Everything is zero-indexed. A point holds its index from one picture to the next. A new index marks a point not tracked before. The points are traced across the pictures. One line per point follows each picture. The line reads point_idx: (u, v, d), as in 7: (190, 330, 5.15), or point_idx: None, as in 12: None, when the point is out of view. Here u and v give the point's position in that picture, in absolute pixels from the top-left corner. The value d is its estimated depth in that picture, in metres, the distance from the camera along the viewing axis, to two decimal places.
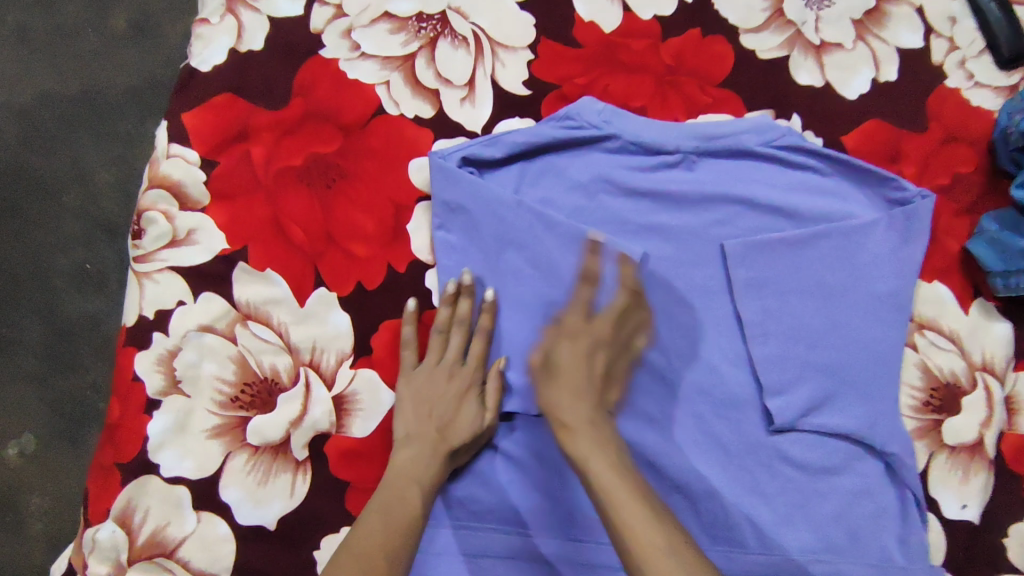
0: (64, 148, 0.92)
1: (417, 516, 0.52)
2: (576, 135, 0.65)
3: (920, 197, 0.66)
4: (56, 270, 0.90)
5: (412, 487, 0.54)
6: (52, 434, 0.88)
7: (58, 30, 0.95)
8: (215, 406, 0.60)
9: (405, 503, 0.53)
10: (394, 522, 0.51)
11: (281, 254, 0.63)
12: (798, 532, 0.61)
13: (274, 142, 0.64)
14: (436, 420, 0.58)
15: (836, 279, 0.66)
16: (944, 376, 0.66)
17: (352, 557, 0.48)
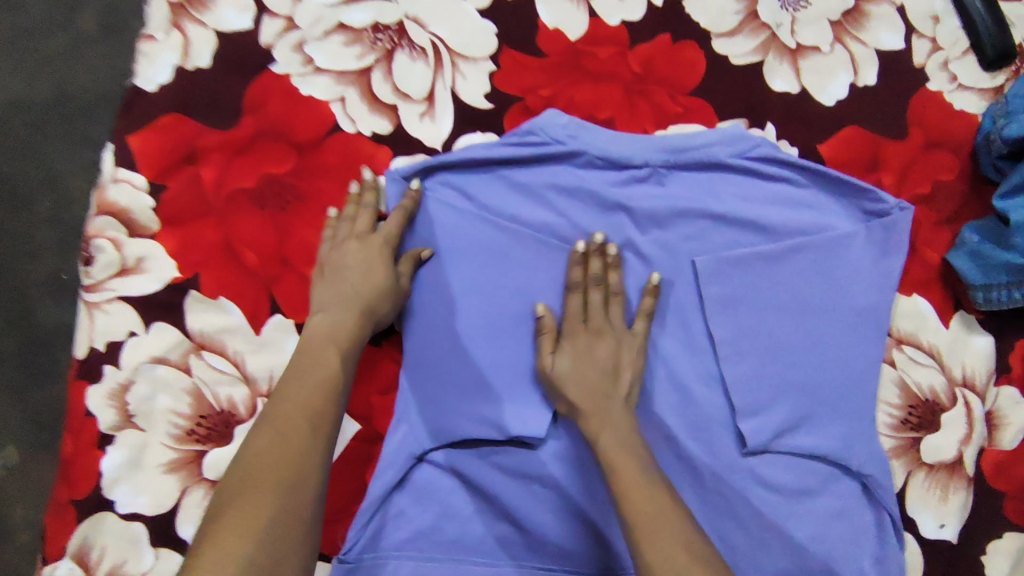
0: (34, 150, 0.88)
1: (335, 378, 0.50)
2: (540, 151, 0.62)
3: (898, 208, 0.63)
4: (29, 275, 0.85)
5: (329, 351, 0.52)
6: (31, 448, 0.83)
7: (22, 29, 0.91)
8: (171, 440, 0.58)
9: (321, 365, 0.51)
10: (315, 380, 0.50)
11: (234, 282, 0.60)
12: (775, 555, 0.60)
13: (224, 163, 0.61)
14: (355, 289, 0.56)
15: (813, 294, 0.63)
16: (923, 392, 0.64)
17: (271, 423, 0.46)
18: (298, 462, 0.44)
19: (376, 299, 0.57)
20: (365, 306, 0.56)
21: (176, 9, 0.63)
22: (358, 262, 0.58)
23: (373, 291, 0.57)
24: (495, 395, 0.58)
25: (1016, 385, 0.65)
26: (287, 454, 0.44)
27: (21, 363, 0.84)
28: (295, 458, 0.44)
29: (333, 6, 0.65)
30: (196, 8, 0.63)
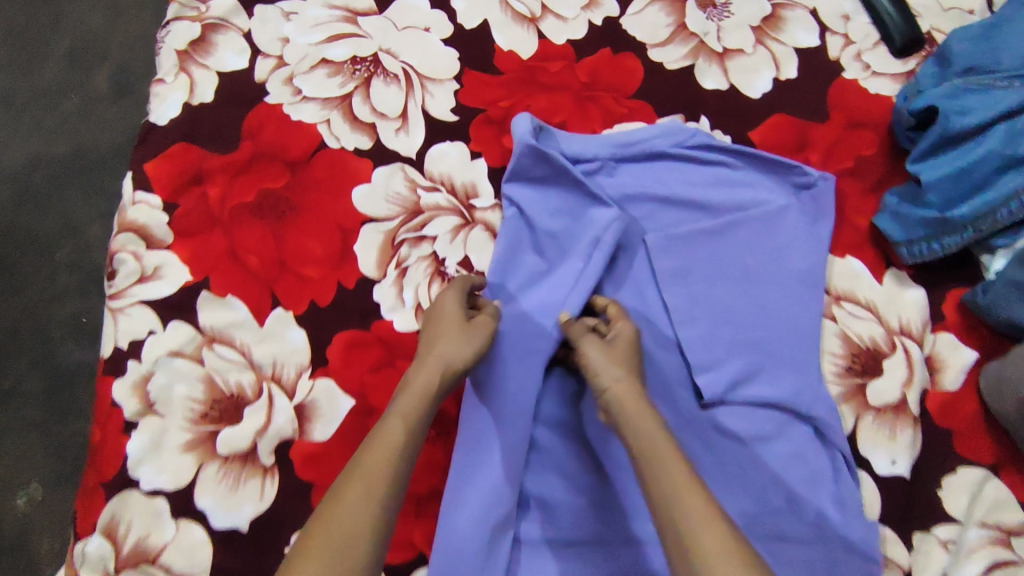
0: (58, 205, 1.02)
1: (399, 449, 0.52)
2: (520, 153, 0.68)
3: (822, 178, 0.72)
4: (54, 321, 0.98)
5: (395, 421, 0.53)
6: (58, 482, 0.93)
7: (47, 99, 1.07)
8: (188, 423, 0.65)
9: (386, 434, 0.53)
10: (387, 452, 0.51)
11: (239, 282, 0.68)
12: (740, 498, 0.65)
13: (227, 182, 0.70)
14: (439, 342, 0.59)
15: (754, 261, 0.71)
16: (864, 342, 0.70)
17: (331, 508, 0.48)
18: (349, 556, 0.45)
19: (455, 358, 0.58)
20: (447, 363, 0.58)
21: (182, 56, 0.74)
22: (447, 327, 0.60)
23: (456, 352, 0.59)
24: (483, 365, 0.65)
25: (953, 332, 0.71)
26: (344, 536, 0.46)
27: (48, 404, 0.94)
28: (348, 549, 0.46)
29: (317, 45, 0.75)
30: (200, 54, 0.74)
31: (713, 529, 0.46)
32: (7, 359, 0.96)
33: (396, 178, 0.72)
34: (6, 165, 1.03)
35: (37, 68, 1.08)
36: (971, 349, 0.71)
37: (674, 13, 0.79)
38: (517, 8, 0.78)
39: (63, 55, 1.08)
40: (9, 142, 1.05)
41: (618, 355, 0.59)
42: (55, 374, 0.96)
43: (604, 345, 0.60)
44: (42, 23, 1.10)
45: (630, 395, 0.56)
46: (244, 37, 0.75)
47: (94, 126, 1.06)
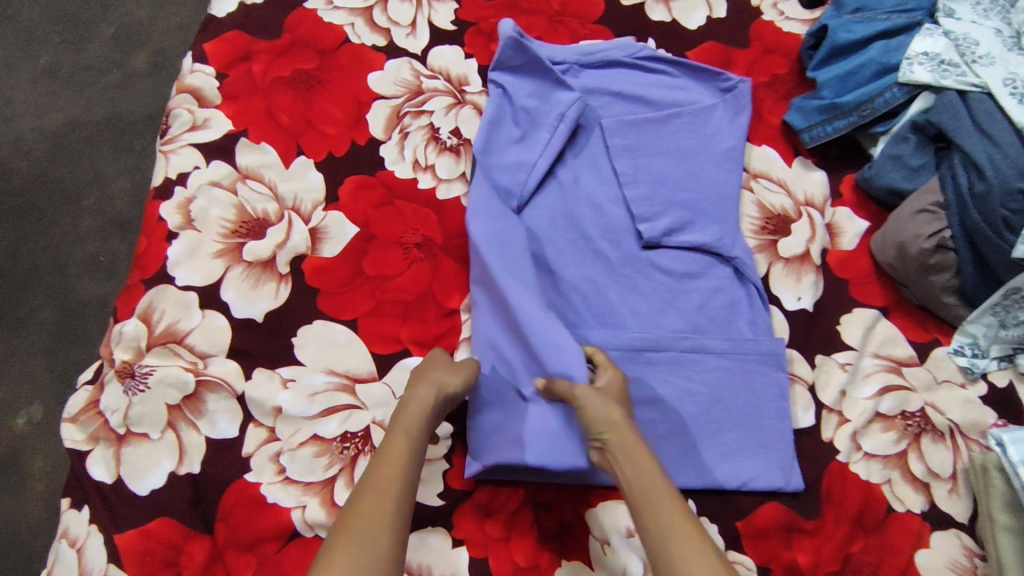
0: (88, 160, 1.19)
1: (409, 461, 0.61)
2: (504, 50, 0.87)
3: (741, 82, 0.90)
4: (74, 260, 1.13)
5: (401, 439, 0.62)
6: (54, 402, 1.05)
7: (91, 72, 1.25)
8: (220, 236, 0.79)
9: (392, 452, 0.61)
10: (395, 461, 0.61)
11: (272, 134, 0.85)
12: (671, 318, 0.79)
13: (269, 61, 0.88)
14: (431, 371, 0.69)
15: (687, 143, 0.88)
16: (776, 209, 0.86)
17: (358, 510, 0.56)
18: (375, 538, 0.54)
19: (447, 385, 0.68)
20: (439, 388, 0.67)
21: None
22: (438, 375, 0.68)
23: (447, 385, 0.68)
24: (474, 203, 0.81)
25: (849, 207, 0.87)
26: (371, 522, 0.55)
27: (59, 333, 1.08)
28: (375, 539, 0.54)
29: None
30: None
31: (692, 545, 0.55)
32: (25, 294, 1.11)
33: (403, 68, 0.90)
34: (47, 126, 1.21)
35: (84, 45, 1.26)
36: (862, 220, 0.86)
37: None
38: None
39: (110, 37, 1.27)
40: (54, 105, 1.23)
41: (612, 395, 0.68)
42: (66, 305, 1.11)
43: (600, 391, 0.68)
44: (95, 9, 1.29)
45: (630, 432, 0.64)
46: None
47: (132, 97, 1.24)
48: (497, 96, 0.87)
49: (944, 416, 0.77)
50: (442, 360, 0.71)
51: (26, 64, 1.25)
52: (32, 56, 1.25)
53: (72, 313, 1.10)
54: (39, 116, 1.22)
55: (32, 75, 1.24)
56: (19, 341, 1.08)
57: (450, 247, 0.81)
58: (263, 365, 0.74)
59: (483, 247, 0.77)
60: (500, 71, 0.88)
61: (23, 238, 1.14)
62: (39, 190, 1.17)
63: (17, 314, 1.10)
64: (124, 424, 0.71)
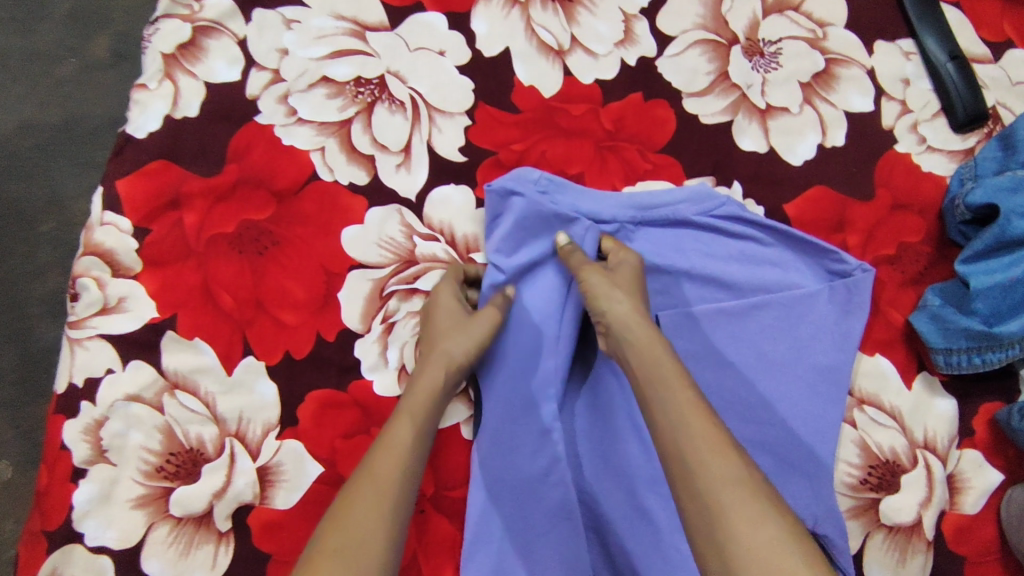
0: (44, 177, 0.86)
1: (414, 443, 0.53)
2: (516, 210, 0.63)
3: (859, 269, 0.65)
4: (34, 297, 0.84)
5: (405, 420, 0.54)
6: (24, 463, 0.80)
7: (37, 61, 0.89)
8: (141, 475, 0.60)
9: (396, 435, 0.53)
10: (397, 451, 0.52)
11: (210, 323, 0.62)
12: None
13: (206, 209, 0.64)
14: (440, 333, 0.60)
15: (772, 351, 0.64)
16: (884, 454, 0.64)
17: (346, 511, 0.48)
18: (367, 538, 0.46)
19: (456, 352, 0.58)
20: (448, 359, 0.58)
21: (169, 61, 0.67)
22: (445, 332, 0.59)
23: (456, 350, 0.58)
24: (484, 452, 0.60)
25: (981, 450, 0.65)
26: (357, 529, 0.46)
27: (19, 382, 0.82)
28: (361, 544, 0.46)
29: (318, 60, 0.68)
30: (188, 59, 0.67)
31: (721, 457, 0.45)
32: None
33: (391, 221, 0.65)
34: None
35: (33, 24, 0.90)
36: (996, 471, 0.65)
37: (717, 58, 0.70)
38: (544, 37, 0.70)
39: (65, 14, 0.91)
40: None
41: (622, 281, 0.58)
42: (26, 353, 0.83)
43: (607, 273, 0.59)
44: None
45: (636, 314, 0.55)
46: (238, 45, 0.68)
47: (89, 92, 0.89)
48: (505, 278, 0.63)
49: None
50: (451, 304, 0.61)
51: None
52: None
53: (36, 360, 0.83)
54: None
55: None
56: None
57: (443, 498, 0.61)
58: None
59: (500, 526, 0.59)
60: (511, 236, 0.64)
61: None
62: None
63: None
64: None
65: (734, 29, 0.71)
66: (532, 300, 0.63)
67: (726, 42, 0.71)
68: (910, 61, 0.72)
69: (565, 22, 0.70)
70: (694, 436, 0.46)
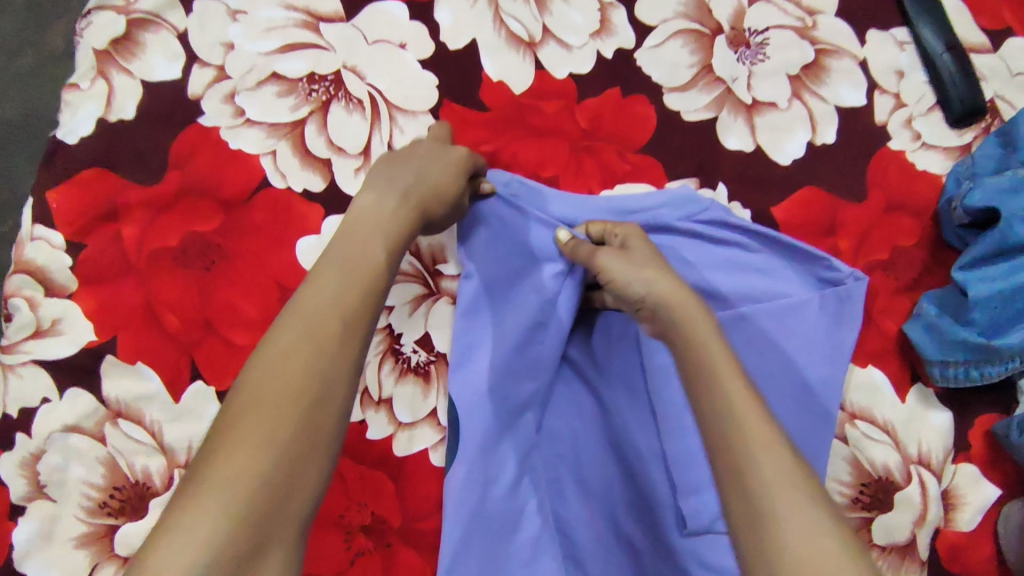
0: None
1: (382, 269, 0.46)
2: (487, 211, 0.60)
3: (852, 277, 0.61)
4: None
5: (373, 240, 0.47)
6: None
7: None
8: (83, 512, 0.56)
9: (364, 255, 0.46)
10: (358, 277, 0.45)
11: (153, 346, 0.58)
12: None
13: (147, 221, 0.59)
14: (428, 182, 0.53)
15: (761, 366, 0.60)
16: (877, 471, 0.61)
17: (301, 328, 0.41)
18: (331, 366, 0.40)
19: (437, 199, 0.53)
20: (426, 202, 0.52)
21: (102, 57, 0.61)
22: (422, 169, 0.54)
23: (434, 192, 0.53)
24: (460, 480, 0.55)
25: (977, 464, 0.62)
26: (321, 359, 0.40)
27: None
28: (323, 376, 0.40)
29: (267, 55, 0.62)
30: (123, 56, 0.61)
31: (773, 454, 0.37)
32: None
33: None
34: None
35: None
36: (993, 486, 0.62)
37: (700, 50, 0.66)
38: (513, 28, 0.64)
39: None
40: None
41: (637, 250, 0.51)
42: None
43: (624, 253, 0.51)
44: None
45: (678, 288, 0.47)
46: (178, 39, 0.62)
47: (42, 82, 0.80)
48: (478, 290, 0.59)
49: None
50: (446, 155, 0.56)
51: None
52: None
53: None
54: None
55: None
56: None
57: (410, 528, 0.58)
58: None
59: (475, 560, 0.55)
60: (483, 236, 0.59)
61: None
62: None
63: None
64: None
65: (718, 17, 0.66)
66: (507, 309, 0.58)
67: (710, 32, 0.66)
68: (905, 51, 0.68)
69: (537, 11, 0.65)
70: (746, 424, 0.38)
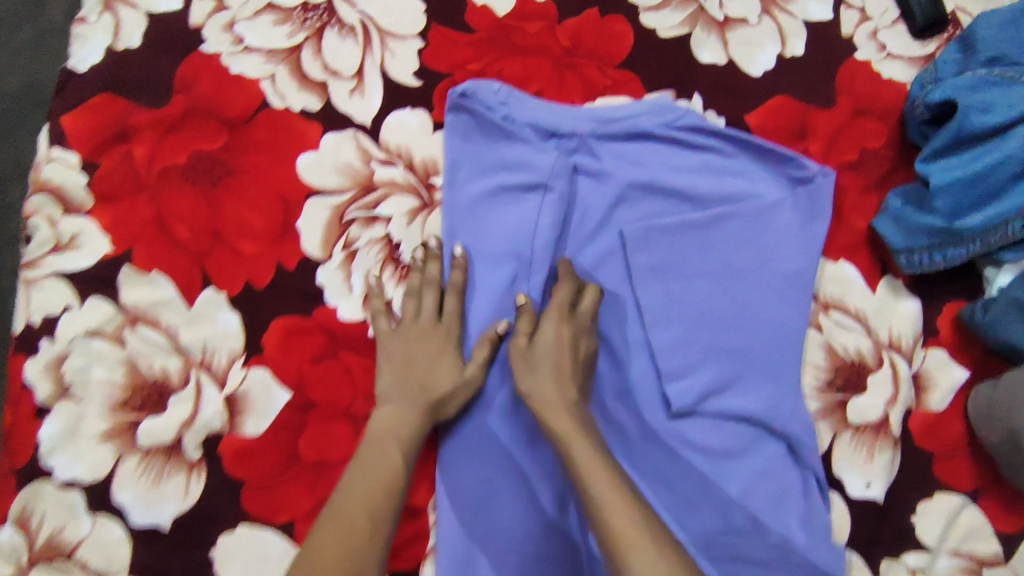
0: None
1: (398, 473, 0.53)
2: (480, 114, 0.63)
3: (820, 173, 0.64)
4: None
5: (389, 445, 0.54)
6: None
7: None
8: (107, 409, 0.60)
9: (384, 461, 0.53)
10: (375, 479, 0.51)
11: (166, 256, 0.61)
12: (734, 524, 0.62)
13: (156, 140, 0.62)
14: (427, 349, 0.59)
15: (738, 262, 0.65)
16: (850, 355, 0.65)
17: (325, 538, 0.46)
18: (353, 537, 0.46)
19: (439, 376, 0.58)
20: (423, 322, 0.60)
21: None
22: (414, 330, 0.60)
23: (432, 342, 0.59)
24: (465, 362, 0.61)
25: (946, 349, 0.66)
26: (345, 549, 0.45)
27: None
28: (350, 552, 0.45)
29: None
30: None
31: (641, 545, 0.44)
32: None
33: (348, 148, 0.64)
34: None
35: None
36: (962, 369, 0.65)
37: None
38: None
39: None
40: None
41: (540, 357, 0.57)
42: None
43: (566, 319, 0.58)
44: None
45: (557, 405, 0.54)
46: None
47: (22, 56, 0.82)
48: (472, 193, 0.63)
49: None
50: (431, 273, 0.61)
51: None
52: None
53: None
54: None
55: None
56: None
57: None
58: None
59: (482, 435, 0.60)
60: (475, 140, 0.64)
61: None
62: None
63: None
64: None
65: None
66: (501, 211, 0.63)
67: None
68: None
69: None
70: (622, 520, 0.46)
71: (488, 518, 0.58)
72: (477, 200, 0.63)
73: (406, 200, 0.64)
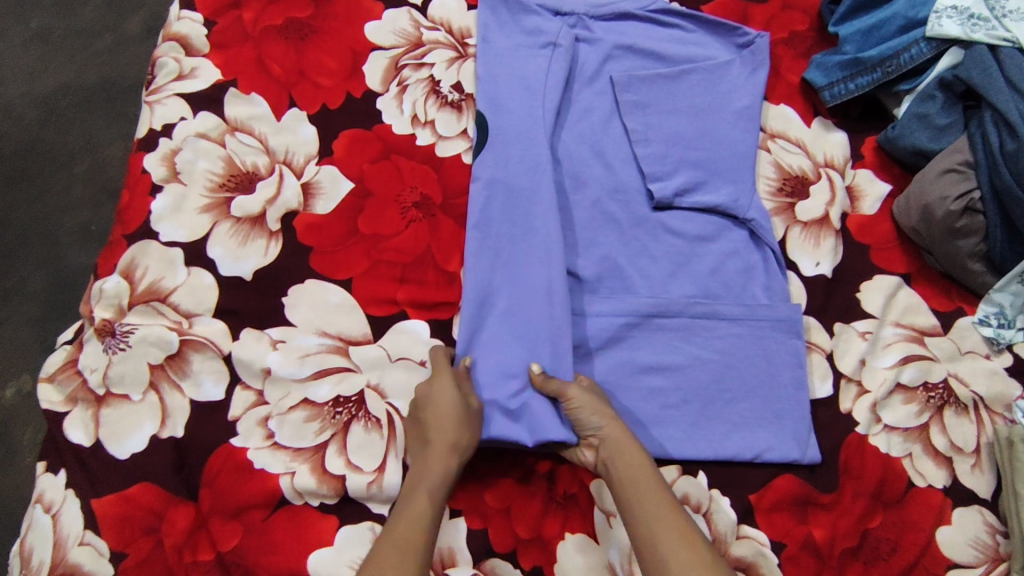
0: (81, 127, 1.11)
1: (428, 522, 0.58)
2: None
3: (758, 37, 0.85)
4: (64, 227, 1.07)
5: (422, 497, 0.59)
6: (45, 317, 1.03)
7: (79, 37, 1.17)
8: (207, 190, 0.75)
9: (414, 512, 0.58)
10: (412, 530, 0.57)
11: (263, 84, 0.80)
12: (710, 292, 0.76)
13: (260, 9, 0.83)
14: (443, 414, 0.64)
15: (703, 100, 0.83)
16: (794, 171, 0.82)
17: None
18: None
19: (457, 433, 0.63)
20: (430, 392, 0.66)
21: None
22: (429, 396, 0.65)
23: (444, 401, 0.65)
24: (491, 156, 0.77)
25: (870, 169, 0.83)
26: None
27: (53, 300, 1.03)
28: None
29: None
30: None
31: None
32: (17, 260, 1.05)
33: (402, 19, 0.85)
34: (37, 90, 1.13)
35: (78, 8, 1.19)
36: (885, 183, 0.82)
37: None
38: None
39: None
40: (46, 70, 1.15)
41: (593, 404, 0.65)
42: (55, 275, 1.04)
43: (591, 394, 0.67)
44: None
45: (625, 442, 0.63)
46: None
47: (125, 60, 1.16)
48: (497, 47, 0.82)
49: (967, 388, 0.75)
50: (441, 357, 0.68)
51: (15, 27, 1.17)
52: (22, 18, 1.17)
53: (65, 277, 1.05)
54: (31, 80, 1.14)
55: (21, 40, 1.16)
56: (10, 310, 1.02)
57: (448, 206, 0.77)
58: (253, 325, 0.71)
59: (504, 211, 0.75)
60: (500, 13, 0.85)
61: (15, 204, 1.07)
62: (26, 157, 1.10)
63: (10, 279, 1.04)
64: (104, 384, 0.68)
65: None
66: (520, 58, 0.82)
67: None
68: None
69: None
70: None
71: (513, 270, 0.73)
72: (501, 51, 0.82)
73: (447, 53, 0.84)
